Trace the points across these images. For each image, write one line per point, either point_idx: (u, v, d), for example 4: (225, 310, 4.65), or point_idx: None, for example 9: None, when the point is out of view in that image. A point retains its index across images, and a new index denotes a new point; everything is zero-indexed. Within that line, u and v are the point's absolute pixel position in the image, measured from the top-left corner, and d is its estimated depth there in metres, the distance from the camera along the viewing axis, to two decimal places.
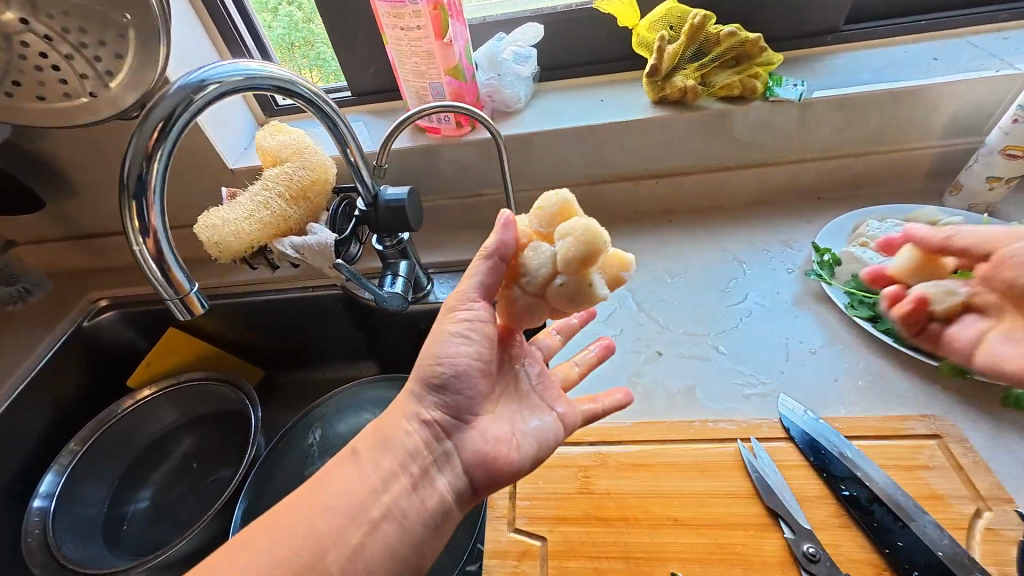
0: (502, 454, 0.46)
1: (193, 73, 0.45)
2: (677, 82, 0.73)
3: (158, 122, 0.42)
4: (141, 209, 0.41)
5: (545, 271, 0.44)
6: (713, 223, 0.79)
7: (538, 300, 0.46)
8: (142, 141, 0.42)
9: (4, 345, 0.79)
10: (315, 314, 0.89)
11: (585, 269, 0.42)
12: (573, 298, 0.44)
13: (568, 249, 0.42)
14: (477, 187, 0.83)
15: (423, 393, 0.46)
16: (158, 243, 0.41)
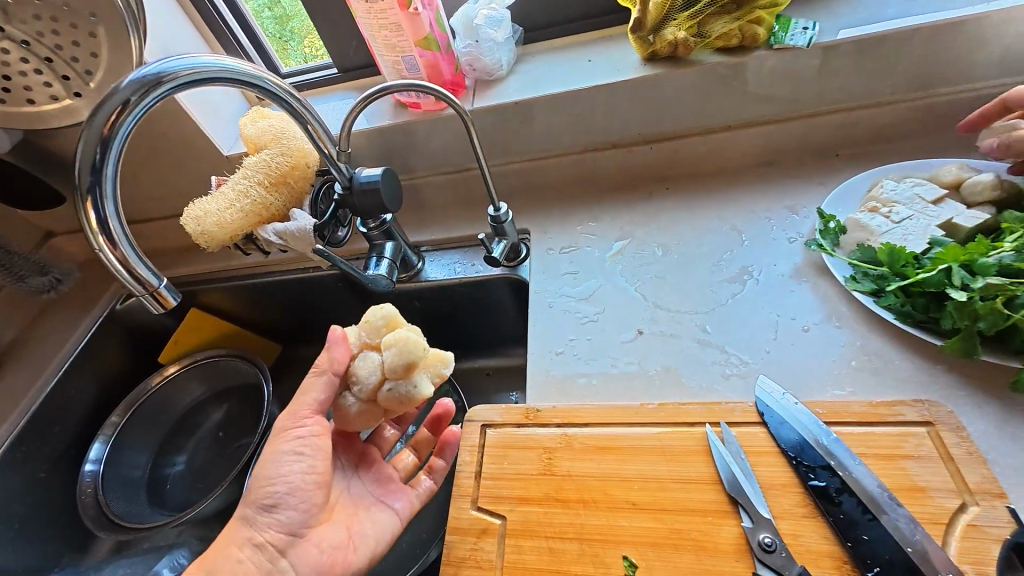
0: (339, 559, 0.51)
1: (147, 67, 0.46)
2: (667, 35, 0.67)
3: (113, 112, 0.44)
4: (96, 201, 0.43)
5: (375, 379, 0.50)
6: (713, 190, 0.73)
7: (370, 403, 0.51)
8: (96, 127, 0.43)
9: (49, 328, 0.88)
10: (318, 295, 0.93)
11: (407, 375, 0.50)
12: (401, 398, 0.50)
13: (392, 358, 0.49)
14: (464, 161, 0.81)
15: (254, 516, 0.48)
16: (115, 238, 0.44)
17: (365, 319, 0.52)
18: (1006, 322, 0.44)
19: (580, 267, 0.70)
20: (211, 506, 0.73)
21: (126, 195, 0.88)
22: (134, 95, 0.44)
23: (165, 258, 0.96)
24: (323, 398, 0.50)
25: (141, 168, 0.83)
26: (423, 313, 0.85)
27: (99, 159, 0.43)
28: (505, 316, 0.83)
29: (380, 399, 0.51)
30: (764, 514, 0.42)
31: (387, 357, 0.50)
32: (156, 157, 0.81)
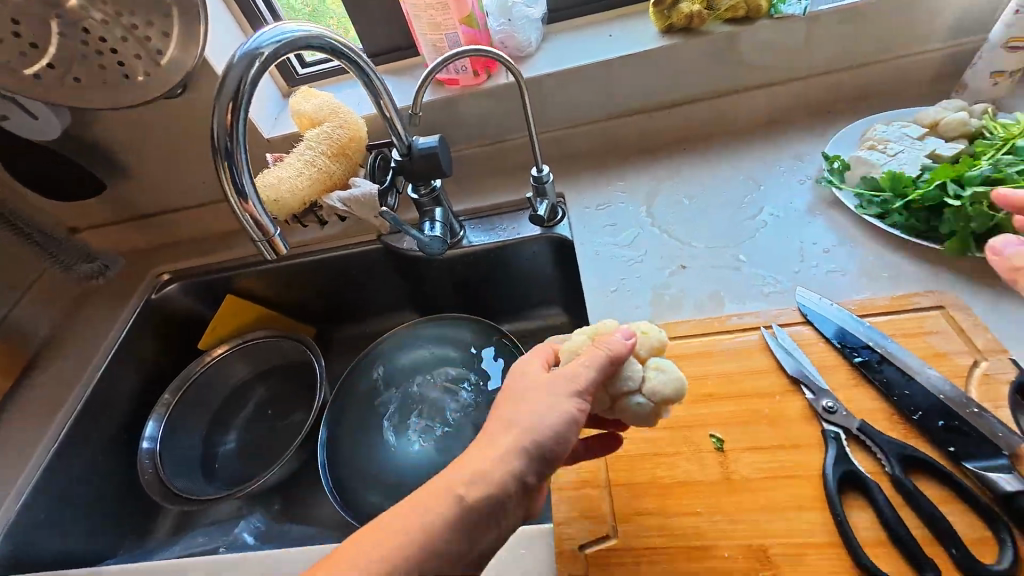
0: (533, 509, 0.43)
1: (249, 42, 0.50)
2: (683, 8, 0.76)
3: (229, 100, 0.47)
4: (231, 169, 0.48)
5: (634, 386, 0.45)
6: (728, 147, 0.82)
7: (610, 404, 0.46)
8: (222, 117, 0.47)
9: (87, 319, 0.90)
10: (357, 271, 0.95)
11: (664, 409, 0.46)
12: (638, 421, 0.46)
13: (666, 385, 0.46)
14: (501, 134, 0.87)
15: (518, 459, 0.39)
16: (245, 197, 0.49)
17: (644, 332, 0.49)
18: (992, 221, 0.54)
19: (617, 220, 0.78)
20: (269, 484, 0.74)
21: (163, 184, 0.89)
22: (243, 87, 0.48)
23: (198, 245, 0.96)
24: (595, 383, 0.43)
25: (181, 154, 0.84)
26: (466, 278, 0.91)
27: (229, 141, 0.48)
28: (545, 274, 0.89)
29: (618, 404, 0.46)
30: (822, 386, 0.50)
31: (655, 372, 0.46)
32: (196, 142, 0.83)
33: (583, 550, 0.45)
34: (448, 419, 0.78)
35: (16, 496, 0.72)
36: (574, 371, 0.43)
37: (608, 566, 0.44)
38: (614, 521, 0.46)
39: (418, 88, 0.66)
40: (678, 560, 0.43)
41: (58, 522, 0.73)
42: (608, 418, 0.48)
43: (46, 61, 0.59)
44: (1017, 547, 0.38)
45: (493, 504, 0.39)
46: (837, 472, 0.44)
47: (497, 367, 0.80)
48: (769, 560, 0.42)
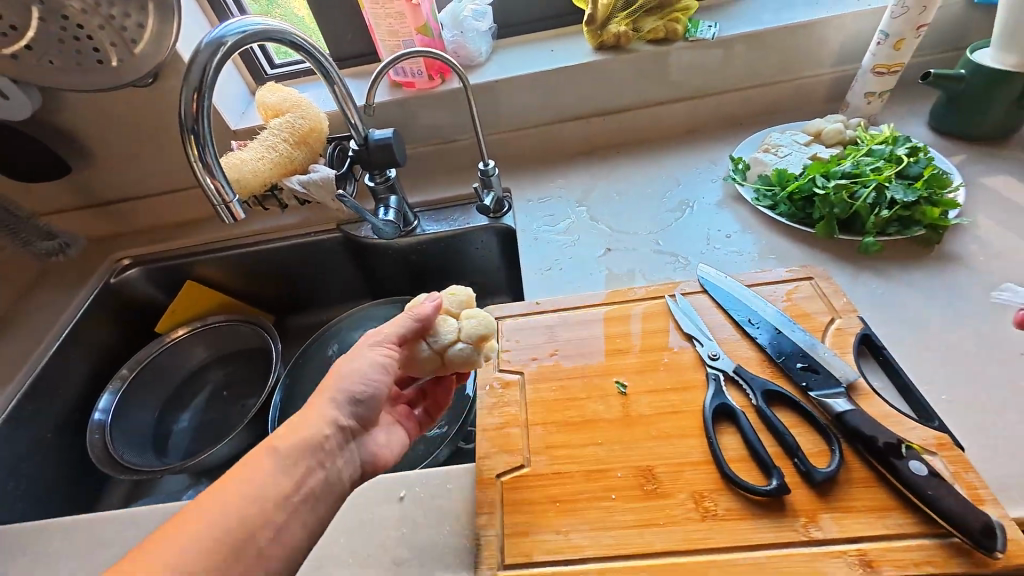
0: (382, 456, 0.56)
1: (213, 32, 0.55)
2: (612, 29, 0.87)
3: (194, 90, 0.53)
4: (197, 142, 0.54)
5: (451, 337, 0.58)
6: (654, 152, 0.93)
7: (436, 358, 0.58)
8: (189, 102, 0.53)
9: (44, 299, 0.91)
10: (316, 259, 1.00)
11: (480, 342, 0.59)
12: (466, 360, 0.58)
13: (472, 326, 0.59)
14: (453, 134, 0.95)
15: (341, 402, 0.51)
16: (208, 167, 0.55)
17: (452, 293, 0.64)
18: (850, 208, 0.67)
19: (555, 210, 0.87)
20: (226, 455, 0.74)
21: (128, 170, 0.93)
22: (204, 80, 0.53)
23: (157, 233, 0.99)
24: (400, 334, 0.56)
25: (146, 142, 0.89)
26: (420, 266, 0.97)
27: (194, 124, 0.53)
28: (494, 263, 0.96)
29: (447, 356, 0.58)
30: (709, 339, 0.59)
31: (467, 325, 0.60)
32: (162, 130, 0.88)
33: (498, 478, 0.51)
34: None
35: None
36: (382, 330, 0.56)
37: (521, 489, 0.50)
38: (529, 453, 0.53)
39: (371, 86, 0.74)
40: (580, 481, 0.50)
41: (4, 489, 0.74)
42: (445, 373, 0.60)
43: (25, 43, 0.65)
44: (843, 455, 0.47)
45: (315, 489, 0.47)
46: (714, 404, 0.52)
47: None
48: (655, 477, 0.49)
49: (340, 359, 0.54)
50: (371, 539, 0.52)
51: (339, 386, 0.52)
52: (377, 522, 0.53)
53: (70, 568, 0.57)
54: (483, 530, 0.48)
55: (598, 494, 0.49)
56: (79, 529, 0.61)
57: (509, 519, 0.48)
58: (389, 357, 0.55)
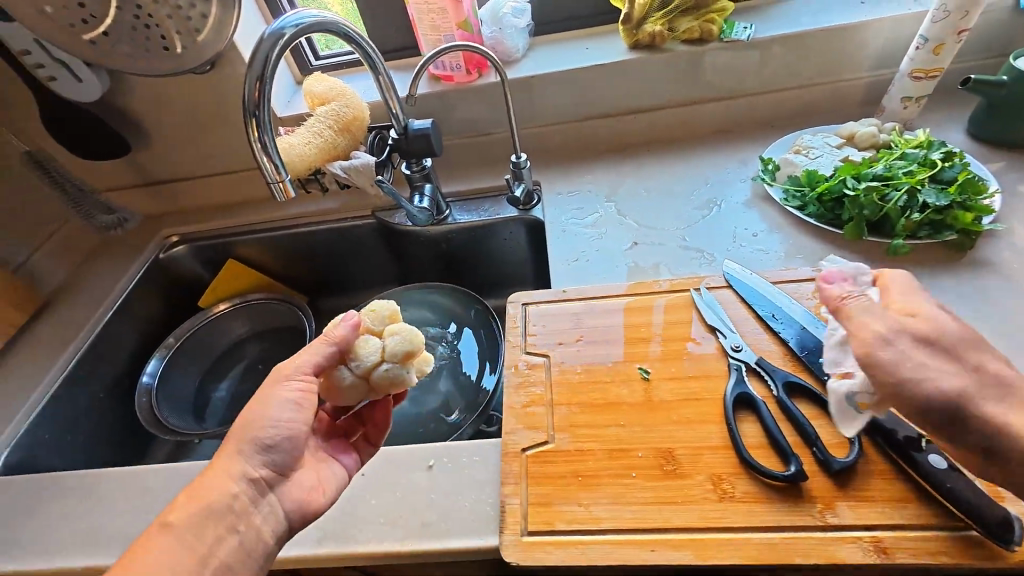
0: (314, 498, 0.53)
1: (274, 24, 0.59)
2: (647, 28, 0.89)
3: (257, 78, 0.57)
4: (258, 125, 0.58)
5: (374, 359, 0.56)
6: (683, 151, 0.95)
7: (362, 382, 0.56)
8: (252, 90, 0.57)
9: (99, 270, 0.97)
10: (351, 244, 1.04)
11: (405, 360, 0.57)
12: (394, 380, 0.57)
13: (395, 344, 0.57)
14: (487, 127, 0.98)
15: (251, 453, 0.50)
16: (266, 148, 0.59)
17: (373, 309, 0.60)
18: (881, 210, 0.67)
19: (584, 204, 0.89)
20: None
21: (180, 152, 0.98)
22: (265, 69, 0.57)
23: (203, 213, 1.05)
24: (317, 365, 0.55)
25: (199, 125, 0.94)
26: (450, 254, 1.01)
27: (256, 110, 0.57)
28: (520, 254, 0.99)
29: (374, 379, 0.57)
30: (733, 331, 0.60)
31: (389, 343, 0.57)
32: (214, 115, 0.93)
33: (524, 452, 0.54)
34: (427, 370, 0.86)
35: (25, 415, 0.77)
36: (299, 362, 0.54)
37: (545, 463, 0.53)
38: (554, 430, 0.55)
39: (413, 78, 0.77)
40: (602, 459, 0.52)
41: (60, 442, 0.79)
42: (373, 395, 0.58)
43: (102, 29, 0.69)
44: (862, 447, 0.48)
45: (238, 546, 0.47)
46: (736, 392, 0.54)
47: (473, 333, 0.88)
48: (674, 458, 0.51)
49: (251, 403, 0.53)
50: (400, 503, 0.55)
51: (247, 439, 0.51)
52: (407, 488, 0.56)
53: (123, 514, 0.62)
54: (507, 498, 0.51)
55: (619, 471, 0.51)
56: (130, 478, 0.65)
57: (532, 489, 0.51)
58: (306, 390, 0.54)
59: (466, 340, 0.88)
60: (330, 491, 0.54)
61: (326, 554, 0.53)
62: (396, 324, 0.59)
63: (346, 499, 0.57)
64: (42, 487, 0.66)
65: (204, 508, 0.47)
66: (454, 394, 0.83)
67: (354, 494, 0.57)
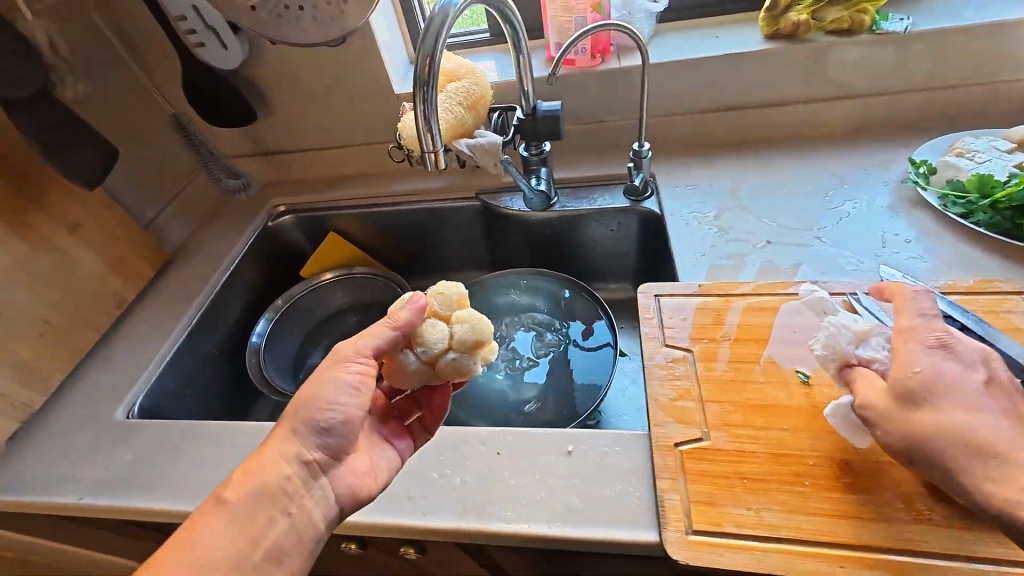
0: (366, 484, 0.53)
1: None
2: (791, 17, 0.84)
3: (428, 52, 0.55)
4: (426, 101, 0.56)
5: (441, 346, 0.54)
6: (812, 150, 0.89)
7: (426, 368, 0.55)
8: (421, 65, 0.55)
9: (215, 233, 1.02)
10: (452, 224, 1.04)
11: (473, 350, 0.54)
12: (460, 370, 0.55)
13: (464, 333, 0.54)
14: (602, 114, 0.95)
15: (307, 434, 0.50)
16: (430, 124, 0.57)
17: (440, 292, 0.57)
18: None
19: (705, 198, 0.85)
20: None
21: (298, 124, 1.01)
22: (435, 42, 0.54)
23: (311, 185, 1.07)
24: (381, 348, 0.53)
25: (323, 99, 0.97)
26: (552, 242, 0.99)
27: (427, 85, 0.55)
28: (626, 246, 0.96)
29: (438, 366, 0.55)
30: None
31: (457, 331, 0.55)
32: (339, 89, 0.95)
33: (678, 447, 0.52)
34: (534, 354, 0.86)
35: (157, 363, 0.81)
36: (362, 343, 0.53)
37: (704, 461, 0.50)
38: (708, 427, 0.53)
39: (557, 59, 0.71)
40: (767, 463, 0.49)
41: (184, 392, 0.83)
42: (435, 381, 0.56)
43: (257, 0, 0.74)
44: None
45: (284, 536, 0.47)
46: None
47: (582, 323, 0.86)
48: (851, 471, 0.48)
49: (310, 382, 0.52)
50: (541, 487, 0.54)
51: (301, 423, 0.51)
52: (545, 471, 0.55)
53: None
54: (665, 493, 0.49)
55: (788, 477, 0.48)
56: (265, 434, 0.67)
57: (692, 486, 0.49)
58: (367, 373, 0.53)
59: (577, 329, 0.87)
60: (381, 479, 0.54)
61: (466, 528, 0.52)
62: (464, 311, 0.56)
63: (482, 476, 0.56)
64: (181, 432, 0.69)
65: (256, 489, 0.48)
66: (565, 381, 0.82)
67: (491, 470, 0.56)
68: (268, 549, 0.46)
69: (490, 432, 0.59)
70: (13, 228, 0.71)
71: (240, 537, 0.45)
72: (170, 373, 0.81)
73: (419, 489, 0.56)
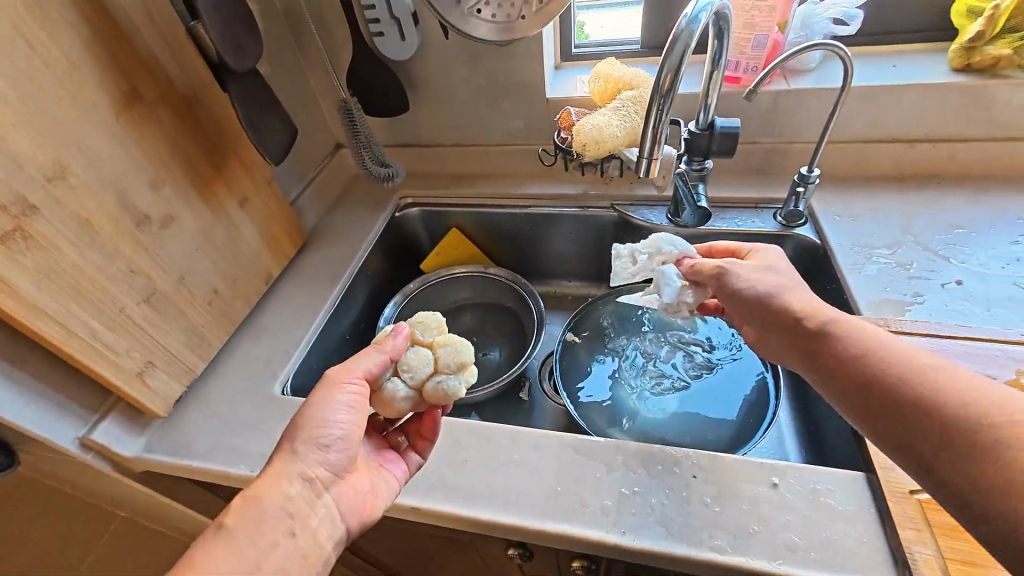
0: (368, 505, 0.54)
1: (688, 11, 0.58)
2: (990, 51, 0.79)
3: (670, 69, 0.59)
4: (659, 113, 0.62)
5: (427, 370, 0.56)
6: (987, 190, 0.85)
7: (415, 393, 0.56)
8: (662, 82, 0.60)
9: (347, 218, 1.02)
10: (586, 230, 1.00)
11: (457, 370, 0.57)
12: (448, 392, 0.56)
13: (447, 355, 0.57)
14: (757, 135, 0.92)
15: (308, 451, 0.50)
16: (657, 133, 0.64)
17: (420, 321, 0.60)
18: None
19: (874, 231, 0.82)
20: (491, 396, 0.81)
21: (443, 120, 1.03)
22: (679, 58, 0.58)
23: (441, 180, 1.08)
24: (370, 373, 0.54)
25: (477, 97, 0.98)
26: None
27: (664, 99, 0.61)
28: None
29: (426, 390, 0.56)
30: None
31: (441, 354, 0.57)
32: (493, 89, 0.96)
33: (915, 495, 0.48)
34: (682, 374, 0.84)
35: (306, 342, 0.81)
36: (352, 367, 0.54)
37: (950, 513, 0.47)
38: None
39: (761, 78, 0.70)
40: None
41: (325, 373, 0.83)
42: (422, 406, 0.58)
43: None
44: None
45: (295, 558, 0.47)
46: None
47: (732, 353, 0.85)
48: None
49: (306, 403, 0.51)
50: (756, 521, 0.51)
51: (300, 441, 0.50)
52: (754, 502, 0.52)
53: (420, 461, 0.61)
54: (913, 546, 0.46)
55: None
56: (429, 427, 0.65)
57: (943, 541, 0.45)
58: (359, 398, 0.53)
59: (722, 353, 0.86)
60: (382, 500, 0.55)
61: (677, 553, 0.50)
62: (445, 336, 0.59)
63: (682, 499, 0.53)
64: None
65: (260, 510, 0.47)
66: (719, 407, 0.79)
67: (692, 494, 0.53)
68: (274, 569, 0.45)
69: (682, 453, 0.57)
70: (203, 196, 0.72)
71: (243, 558, 0.44)
72: (315, 353, 0.82)
73: (614, 504, 0.54)
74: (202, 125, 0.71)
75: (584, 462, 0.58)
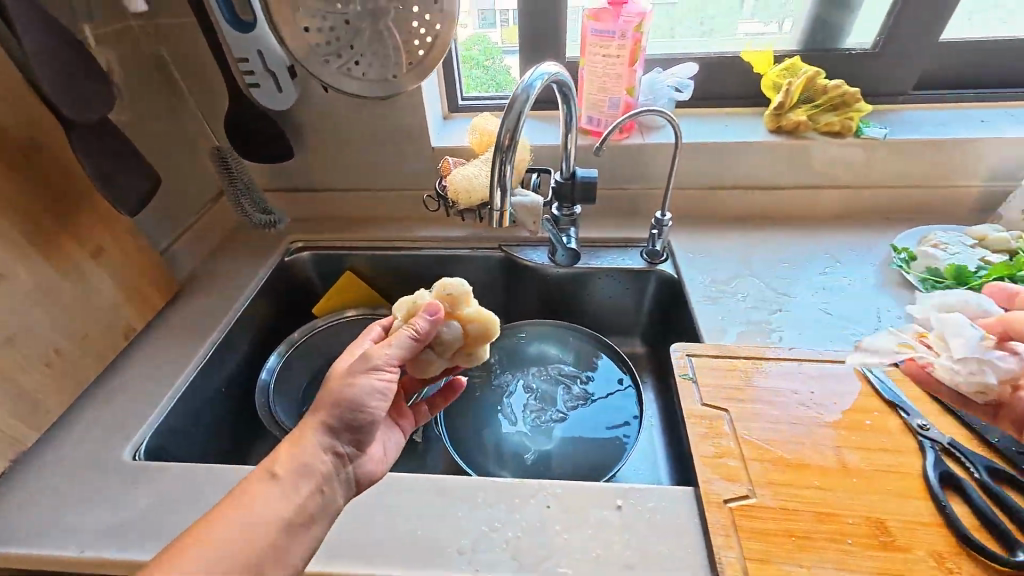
0: (380, 468, 0.59)
1: (523, 80, 0.65)
2: (791, 117, 0.96)
3: (508, 127, 0.66)
4: (503, 166, 0.68)
5: (458, 342, 0.62)
6: (804, 229, 1.01)
7: (446, 360, 0.63)
8: (502, 138, 0.66)
9: (229, 264, 0.99)
10: (475, 270, 1.05)
11: (485, 339, 0.64)
12: (474, 356, 0.65)
13: (476, 327, 0.63)
14: (621, 182, 1.03)
15: (338, 426, 0.53)
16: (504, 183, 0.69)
17: (450, 292, 0.63)
18: None
19: (717, 266, 0.94)
20: None
21: (330, 165, 1.04)
22: (515, 117, 0.65)
23: (332, 223, 1.08)
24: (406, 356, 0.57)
25: (363, 145, 1.01)
26: (569, 297, 1.03)
27: (506, 154, 0.67)
28: (642, 305, 1.01)
29: (456, 355, 0.64)
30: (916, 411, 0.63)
31: (468, 326, 0.63)
32: (379, 138, 1.00)
33: (727, 504, 0.55)
34: (563, 407, 0.89)
35: (168, 400, 0.76)
36: (385, 354, 0.55)
37: (752, 517, 0.54)
38: (753, 485, 0.57)
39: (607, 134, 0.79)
40: (811, 521, 0.53)
41: (191, 431, 0.78)
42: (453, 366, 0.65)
43: (337, 51, 0.77)
44: None
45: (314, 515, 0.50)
46: (937, 471, 0.56)
47: (608, 383, 0.91)
48: (888, 530, 0.52)
49: (342, 383, 0.53)
50: (598, 544, 0.54)
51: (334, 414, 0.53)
52: (599, 525, 0.56)
53: None
54: (721, 550, 0.51)
55: (833, 535, 0.52)
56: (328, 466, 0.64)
57: (746, 543, 0.52)
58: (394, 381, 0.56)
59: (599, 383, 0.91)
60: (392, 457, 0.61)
61: None
62: (472, 307, 0.64)
63: (535, 530, 0.56)
64: (202, 473, 0.65)
65: (299, 465, 0.50)
66: (595, 437, 0.84)
67: (544, 525, 0.56)
68: (304, 522, 0.50)
69: (538, 484, 0.60)
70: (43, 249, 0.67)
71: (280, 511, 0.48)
72: (178, 412, 0.76)
73: (472, 542, 0.55)
74: (42, 175, 0.67)
75: (446, 504, 0.59)
